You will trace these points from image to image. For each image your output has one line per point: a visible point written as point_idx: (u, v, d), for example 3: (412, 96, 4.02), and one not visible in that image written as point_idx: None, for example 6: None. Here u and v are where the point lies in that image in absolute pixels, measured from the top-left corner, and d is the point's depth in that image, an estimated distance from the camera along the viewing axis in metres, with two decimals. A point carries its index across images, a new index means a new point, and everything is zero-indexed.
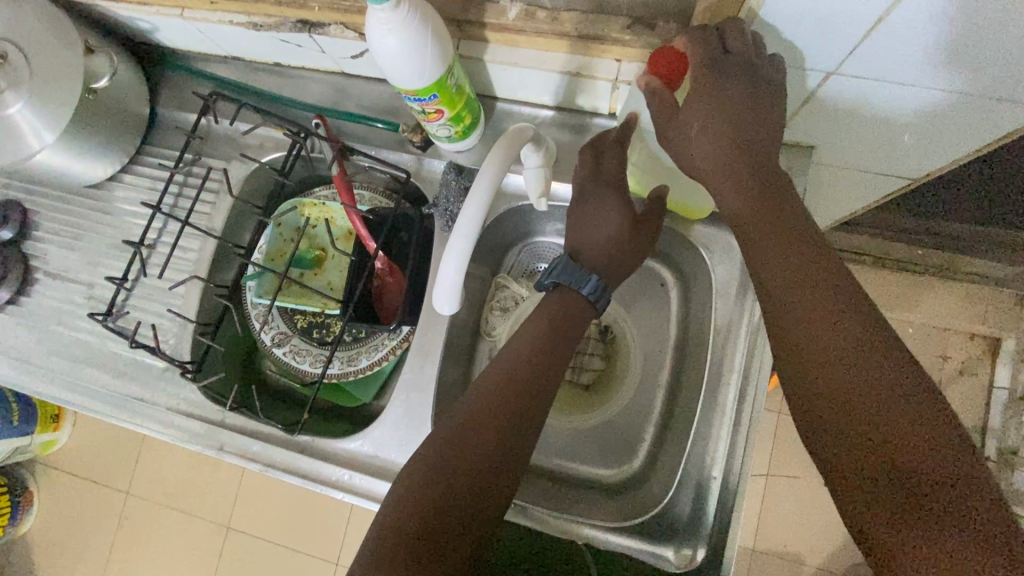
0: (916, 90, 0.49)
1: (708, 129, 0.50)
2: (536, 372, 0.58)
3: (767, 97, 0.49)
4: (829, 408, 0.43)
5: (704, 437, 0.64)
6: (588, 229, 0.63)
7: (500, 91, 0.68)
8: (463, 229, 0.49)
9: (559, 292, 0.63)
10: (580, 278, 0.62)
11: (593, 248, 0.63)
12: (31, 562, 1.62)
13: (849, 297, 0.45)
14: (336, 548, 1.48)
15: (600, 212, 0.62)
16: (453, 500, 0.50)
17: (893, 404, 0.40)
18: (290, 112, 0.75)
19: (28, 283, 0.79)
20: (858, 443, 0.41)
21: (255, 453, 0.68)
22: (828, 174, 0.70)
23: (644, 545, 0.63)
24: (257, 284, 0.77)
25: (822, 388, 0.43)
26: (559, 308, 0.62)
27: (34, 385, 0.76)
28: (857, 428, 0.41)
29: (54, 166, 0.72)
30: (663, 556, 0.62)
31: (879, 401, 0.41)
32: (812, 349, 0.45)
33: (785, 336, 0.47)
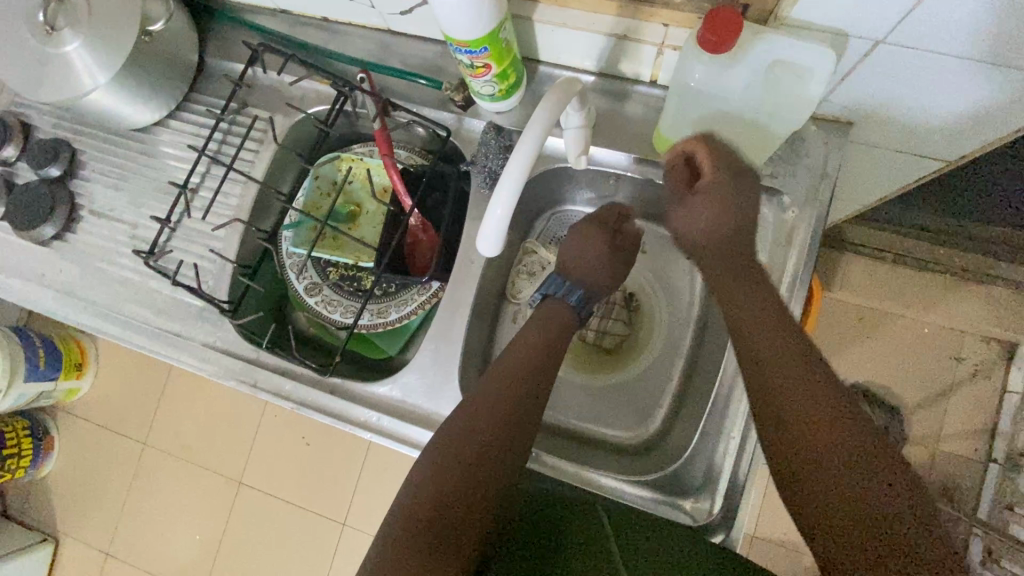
0: (965, 63, 0.49)
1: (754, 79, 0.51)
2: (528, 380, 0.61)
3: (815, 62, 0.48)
4: (811, 481, 0.46)
5: (724, 403, 0.65)
6: (573, 256, 0.69)
7: (544, 53, 0.69)
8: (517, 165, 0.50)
9: (548, 302, 0.69)
10: (568, 291, 0.69)
11: (579, 267, 0.69)
12: (48, 507, 1.66)
13: (807, 354, 0.51)
14: (345, 508, 1.50)
15: (585, 237, 0.69)
16: (456, 500, 0.53)
17: (853, 456, 0.45)
18: (335, 65, 0.77)
19: (72, 220, 0.82)
20: (829, 493, 0.45)
21: (287, 392, 0.72)
22: (861, 155, 0.70)
23: (661, 500, 0.66)
24: (294, 234, 0.79)
25: (794, 442, 0.48)
26: (552, 316, 0.67)
27: (79, 317, 0.79)
28: (830, 479, 0.45)
29: (104, 107, 0.74)
30: (680, 512, 0.65)
31: (842, 454, 0.45)
32: (780, 404, 0.49)
33: (759, 391, 0.51)
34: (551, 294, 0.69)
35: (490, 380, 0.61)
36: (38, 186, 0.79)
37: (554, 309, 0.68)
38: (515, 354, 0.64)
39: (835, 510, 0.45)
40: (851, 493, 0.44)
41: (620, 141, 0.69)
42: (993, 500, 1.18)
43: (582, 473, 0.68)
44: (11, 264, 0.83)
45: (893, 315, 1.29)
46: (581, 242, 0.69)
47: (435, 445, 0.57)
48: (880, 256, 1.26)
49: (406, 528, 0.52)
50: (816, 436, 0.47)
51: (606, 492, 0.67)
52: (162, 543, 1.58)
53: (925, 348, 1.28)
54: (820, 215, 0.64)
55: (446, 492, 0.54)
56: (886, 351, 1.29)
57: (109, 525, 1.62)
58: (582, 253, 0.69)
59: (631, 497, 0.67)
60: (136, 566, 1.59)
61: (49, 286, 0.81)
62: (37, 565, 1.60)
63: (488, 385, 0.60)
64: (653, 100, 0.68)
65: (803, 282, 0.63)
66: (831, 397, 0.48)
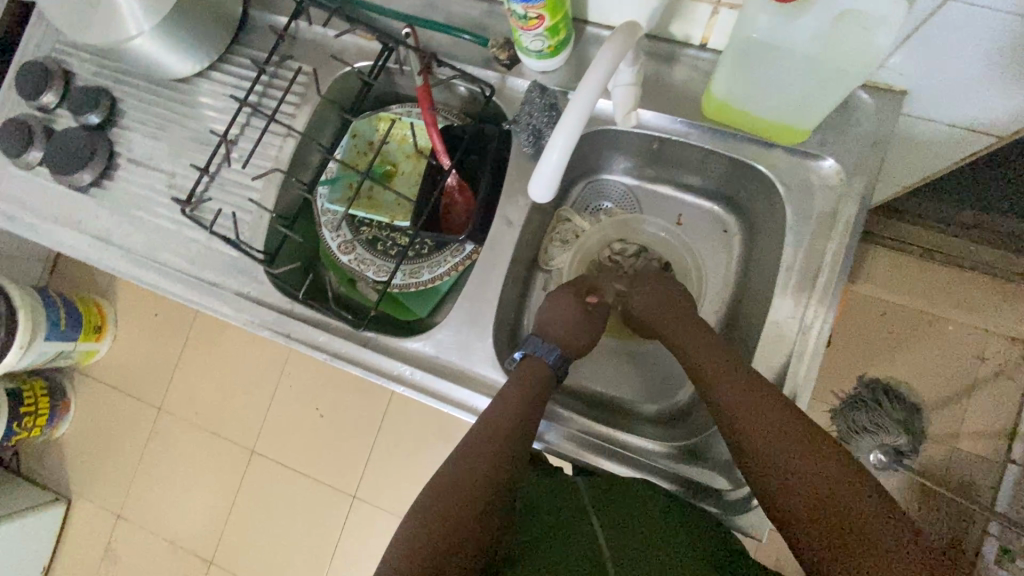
0: None
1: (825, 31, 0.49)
2: (502, 447, 0.59)
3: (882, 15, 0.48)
4: (786, 490, 0.52)
5: (762, 370, 0.64)
6: (555, 315, 0.71)
7: (593, 13, 0.68)
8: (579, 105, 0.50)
9: (528, 361, 0.67)
10: (549, 347, 0.68)
11: (556, 329, 0.70)
12: (50, 473, 1.62)
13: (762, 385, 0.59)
14: (355, 481, 1.44)
15: (560, 303, 0.72)
16: (462, 520, 0.54)
17: (818, 463, 0.52)
18: (380, 21, 0.76)
19: (111, 168, 0.82)
20: (804, 497, 0.51)
21: (321, 343, 0.72)
22: (909, 132, 0.69)
23: (674, 456, 0.68)
24: (329, 191, 0.79)
25: (766, 460, 0.54)
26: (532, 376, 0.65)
27: (118, 264, 0.80)
28: (801, 486, 0.51)
29: (149, 55, 0.74)
30: (695, 467, 0.67)
31: (809, 462, 0.52)
32: (747, 427, 0.56)
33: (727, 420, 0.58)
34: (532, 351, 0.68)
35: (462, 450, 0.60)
36: (79, 131, 0.79)
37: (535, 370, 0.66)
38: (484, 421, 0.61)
39: (789, 491, 0.52)
40: (798, 474, 0.52)
41: (667, 103, 0.68)
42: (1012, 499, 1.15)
43: (599, 427, 0.72)
44: (49, 208, 0.84)
45: (920, 312, 1.27)
46: (562, 302, 0.72)
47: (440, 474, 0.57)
48: (906, 250, 1.26)
49: (413, 553, 0.51)
50: (783, 451, 0.54)
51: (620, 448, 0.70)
52: (175, 512, 1.52)
53: (951, 346, 1.25)
54: (869, 184, 0.62)
55: (462, 522, 0.53)
56: (910, 349, 1.27)
57: (121, 489, 1.57)
58: (567, 311, 0.71)
59: (648, 452, 0.69)
60: (149, 532, 1.53)
61: (86, 232, 0.82)
62: (50, 525, 1.54)
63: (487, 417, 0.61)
64: (702, 64, 0.68)
65: (849, 250, 0.62)
66: (782, 409, 0.56)
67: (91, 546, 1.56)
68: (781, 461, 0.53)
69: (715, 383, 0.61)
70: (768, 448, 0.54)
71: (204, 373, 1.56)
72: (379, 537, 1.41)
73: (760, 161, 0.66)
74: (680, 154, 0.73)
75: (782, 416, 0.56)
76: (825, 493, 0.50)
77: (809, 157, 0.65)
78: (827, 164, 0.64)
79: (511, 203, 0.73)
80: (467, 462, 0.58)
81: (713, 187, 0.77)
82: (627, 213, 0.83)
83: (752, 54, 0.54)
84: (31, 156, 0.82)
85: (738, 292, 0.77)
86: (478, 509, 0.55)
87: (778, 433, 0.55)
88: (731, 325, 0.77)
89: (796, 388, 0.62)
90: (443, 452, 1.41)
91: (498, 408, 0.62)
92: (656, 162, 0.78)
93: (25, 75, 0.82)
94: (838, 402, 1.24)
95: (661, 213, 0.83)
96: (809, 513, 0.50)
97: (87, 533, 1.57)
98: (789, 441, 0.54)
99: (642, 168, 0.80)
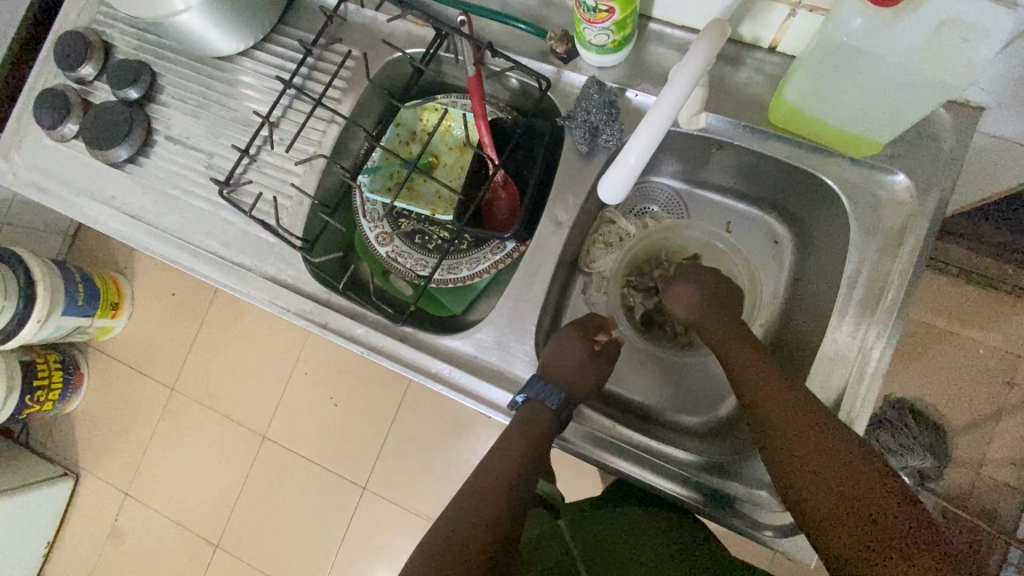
0: None
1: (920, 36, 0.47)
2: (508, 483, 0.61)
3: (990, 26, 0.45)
4: (819, 505, 0.52)
5: (817, 389, 0.61)
6: (557, 363, 0.66)
7: (658, 9, 0.66)
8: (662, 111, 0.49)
9: (529, 406, 0.64)
10: (551, 391, 0.64)
11: (559, 372, 0.66)
12: (59, 447, 1.61)
13: (790, 385, 0.58)
14: (365, 473, 1.42)
15: (563, 345, 0.67)
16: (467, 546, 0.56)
17: (854, 480, 0.51)
18: (433, 7, 0.74)
19: (148, 144, 0.80)
20: (839, 516, 0.51)
21: (358, 336, 0.71)
22: (980, 149, 0.66)
23: (699, 466, 0.66)
24: (371, 180, 0.77)
25: (797, 469, 0.54)
26: (528, 422, 0.63)
27: (150, 243, 0.79)
28: (838, 502, 0.51)
29: (193, 32, 0.71)
30: (723, 479, 0.65)
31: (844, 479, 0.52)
32: (775, 429, 0.56)
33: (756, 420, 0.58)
34: (535, 398, 0.64)
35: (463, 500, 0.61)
36: (117, 106, 0.77)
37: (534, 411, 0.64)
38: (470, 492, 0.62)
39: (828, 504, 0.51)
40: (864, 524, 0.49)
41: (732, 106, 0.65)
42: None
43: (624, 431, 0.68)
44: (82, 183, 0.82)
45: (951, 333, 1.21)
46: (566, 351, 0.67)
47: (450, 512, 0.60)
48: (943, 271, 1.22)
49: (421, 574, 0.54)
50: (817, 462, 0.53)
51: (643, 451, 0.67)
52: (182, 493, 1.51)
53: (980, 369, 1.19)
54: (941, 202, 0.60)
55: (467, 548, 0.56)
56: (936, 368, 1.21)
57: (130, 467, 1.56)
58: (571, 360, 0.66)
59: (671, 458, 0.67)
60: (156, 512, 1.52)
61: (120, 209, 0.80)
62: (58, 499, 1.54)
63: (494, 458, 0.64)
64: (770, 68, 0.65)
65: (917, 270, 0.60)
66: (808, 411, 0.55)
67: (97, 523, 1.56)
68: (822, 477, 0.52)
69: (754, 394, 0.59)
70: (806, 462, 0.53)
71: (218, 356, 1.54)
72: (387, 530, 1.39)
73: (826, 172, 0.64)
74: (738, 160, 0.71)
75: (809, 420, 0.55)
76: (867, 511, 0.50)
77: (877, 171, 0.62)
78: (897, 180, 0.61)
79: (560, 203, 0.71)
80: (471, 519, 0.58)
81: (767, 196, 0.75)
82: (673, 218, 0.81)
83: (842, 59, 0.51)
84: (66, 128, 0.80)
85: (787, 306, 0.75)
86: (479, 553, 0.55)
87: (818, 458, 0.53)
88: (779, 339, 0.74)
89: (853, 410, 0.59)
90: (455, 448, 1.39)
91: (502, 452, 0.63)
92: (709, 168, 0.75)
93: (64, 46, 0.80)
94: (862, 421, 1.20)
95: (708, 219, 0.80)
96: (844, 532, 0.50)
97: (93, 509, 1.56)
98: (832, 461, 0.53)
99: (693, 173, 0.78)
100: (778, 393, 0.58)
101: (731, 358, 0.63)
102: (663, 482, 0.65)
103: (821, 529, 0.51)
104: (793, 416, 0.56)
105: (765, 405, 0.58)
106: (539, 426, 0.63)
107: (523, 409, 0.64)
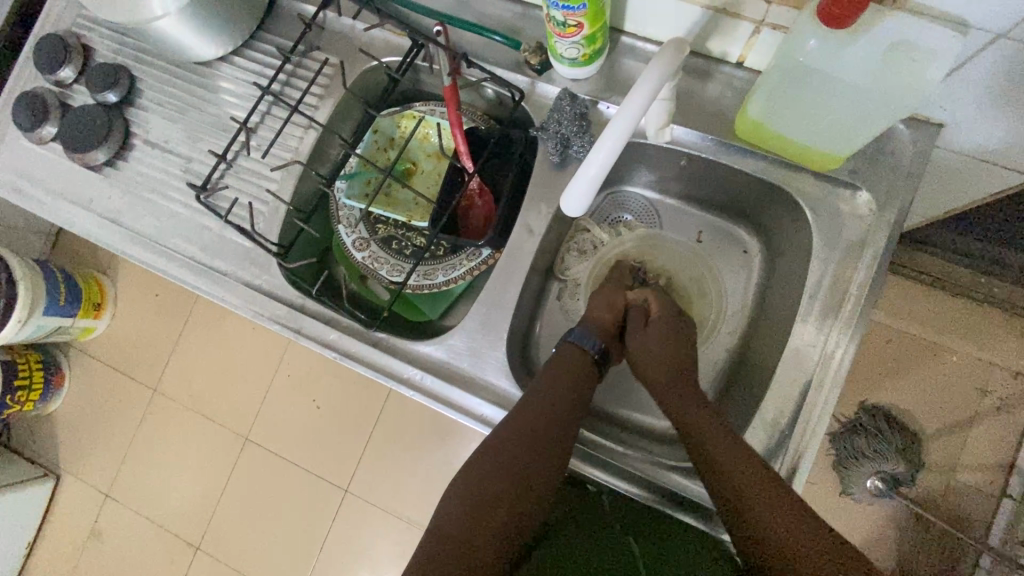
0: None
1: (866, 56, 0.49)
2: (532, 439, 0.63)
3: (930, 52, 0.47)
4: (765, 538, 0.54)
5: (780, 397, 0.63)
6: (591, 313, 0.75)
7: (629, 23, 0.67)
8: (629, 113, 0.49)
9: (565, 347, 0.71)
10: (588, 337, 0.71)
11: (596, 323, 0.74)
12: (41, 448, 1.60)
13: (721, 424, 0.61)
14: (348, 475, 1.43)
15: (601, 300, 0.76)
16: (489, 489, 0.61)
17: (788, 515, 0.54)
18: (410, 17, 0.75)
19: (126, 148, 0.81)
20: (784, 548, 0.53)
21: (331, 341, 0.71)
22: (938, 163, 0.68)
23: (658, 466, 0.67)
24: (348, 186, 0.78)
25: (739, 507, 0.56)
26: (565, 362, 0.69)
27: (126, 247, 0.79)
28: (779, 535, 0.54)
29: (171, 37, 0.72)
30: (683, 480, 0.66)
31: (780, 512, 0.55)
32: (714, 467, 0.59)
33: (698, 458, 0.60)
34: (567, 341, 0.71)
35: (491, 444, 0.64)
36: (95, 109, 0.78)
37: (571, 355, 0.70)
38: (476, 466, 0.63)
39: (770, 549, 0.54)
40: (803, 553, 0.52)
41: (701, 120, 0.67)
42: (1006, 534, 1.13)
43: (588, 435, 0.70)
44: (59, 185, 0.82)
45: (923, 340, 1.23)
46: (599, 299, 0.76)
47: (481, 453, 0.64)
48: (917, 280, 1.24)
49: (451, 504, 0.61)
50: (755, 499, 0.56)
51: (608, 454, 0.68)
52: (164, 494, 1.51)
53: (951, 376, 1.21)
54: (899, 216, 0.62)
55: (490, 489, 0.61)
56: (909, 374, 1.22)
57: (112, 469, 1.55)
58: (605, 310, 0.75)
59: (631, 461, 0.67)
60: (137, 513, 1.51)
61: (97, 212, 0.81)
62: (38, 500, 1.52)
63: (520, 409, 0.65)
64: (737, 83, 0.67)
65: (876, 282, 0.61)
66: (740, 448, 0.58)
67: (77, 525, 1.55)
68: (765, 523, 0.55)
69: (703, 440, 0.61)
70: (741, 488, 0.57)
71: (202, 356, 1.54)
72: (370, 532, 1.39)
73: (790, 186, 0.65)
74: (707, 172, 0.72)
75: (742, 456, 0.58)
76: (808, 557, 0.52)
77: (840, 185, 0.64)
78: (861, 196, 0.63)
79: (533, 212, 0.72)
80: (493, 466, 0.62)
81: (736, 207, 0.77)
82: (647, 227, 0.82)
83: (804, 74, 0.53)
84: (44, 131, 0.81)
85: (755, 315, 0.77)
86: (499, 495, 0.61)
87: (756, 492, 0.56)
88: (746, 346, 0.76)
89: (813, 417, 0.61)
90: (437, 451, 1.40)
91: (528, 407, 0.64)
92: (679, 178, 0.77)
93: (43, 49, 0.80)
94: (838, 426, 1.21)
95: (681, 229, 0.82)
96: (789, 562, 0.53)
97: (74, 511, 1.55)
98: (766, 497, 0.55)
99: (665, 183, 0.79)
100: (726, 437, 0.60)
101: (678, 403, 0.65)
102: (627, 486, 0.67)
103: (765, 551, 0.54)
104: (737, 463, 0.58)
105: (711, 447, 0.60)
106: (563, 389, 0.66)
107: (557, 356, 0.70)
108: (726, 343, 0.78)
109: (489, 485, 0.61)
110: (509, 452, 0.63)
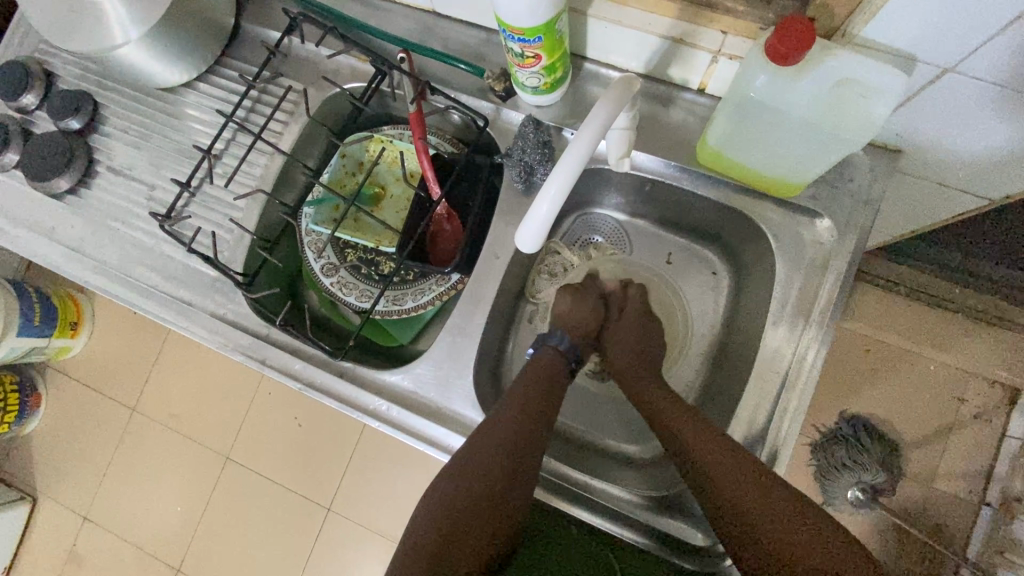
0: (1017, 97, 0.47)
1: (811, 93, 0.51)
2: (517, 449, 0.60)
3: (864, 97, 0.49)
4: (722, 474, 0.57)
5: (744, 423, 0.63)
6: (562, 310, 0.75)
7: (591, 51, 0.67)
8: (573, 159, 0.50)
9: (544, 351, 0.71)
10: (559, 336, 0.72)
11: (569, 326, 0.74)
12: (16, 469, 1.56)
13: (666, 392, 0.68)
14: (330, 492, 1.41)
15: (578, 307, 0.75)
16: (471, 502, 0.57)
17: (731, 452, 0.58)
18: (375, 43, 0.75)
19: (90, 175, 0.79)
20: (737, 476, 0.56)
21: (297, 371, 0.71)
22: (900, 183, 0.68)
23: (645, 507, 0.66)
24: (315, 212, 0.77)
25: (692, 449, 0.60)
26: (542, 366, 0.69)
27: (90, 277, 0.78)
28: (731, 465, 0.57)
29: (135, 65, 0.71)
30: (656, 516, 0.66)
31: (727, 449, 0.58)
32: (670, 422, 0.63)
33: (659, 418, 0.65)
34: (546, 343, 0.72)
35: (472, 454, 0.60)
36: (56, 137, 0.76)
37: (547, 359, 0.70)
38: (456, 480, 0.58)
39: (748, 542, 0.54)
40: (750, 480, 0.55)
41: (664, 147, 0.67)
42: (985, 545, 1.10)
43: (563, 468, 0.69)
44: (22, 214, 0.81)
45: (903, 350, 1.20)
46: (576, 297, 0.75)
47: (461, 463, 0.59)
48: (894, 289, 1.20)
49: (429, 526, 0.56)
50: (705, 440, 0.59)
51: (582, 490, 0.68)
52: (143, 516, 1.48)
53: (929, 386, 1.18)
54: (859, 241, 0.62)
55: (472, 505, 0.57)
56: (890, 384, 1.19)
57: (89, 491, 1.52)
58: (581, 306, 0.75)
59: (614, 498, 0.67)
60: (116, 536, 1.48)
61: (59, 241, 0.80)
62: (14, 525, 1.49)
63: (499, 415, 0.63)
64: (699, 109, 0.67)
65: (837, 307, 0.62)
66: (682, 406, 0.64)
67: (55, 548, 1.51)
68: (739, 493, 0.55)
69: (668, 418, 0.64)
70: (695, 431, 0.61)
71: (180, 375, 1.52)
72: (352, 552, 1.38)
73: (752, 212, 0.66)
74: (672, 197, 0.73)
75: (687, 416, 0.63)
76: (749, 485, 0.55)
77: (801, 212, 0.65)
78: (822, 222, 0.64)
79: (500, 238, 0.72)
80: (475, 478, 0.58)
81: (704, 229, 0.77)
82: (616, 249, 0.82)
83: (750, 109, 0.55)
84: (7, 158, 0.79)
85: (724, 335, 0.77)
86: (480, 510, 0.57)
87: (706, 438, 0.59)
88: (716, 367, 0.76)
89: (777, 443, 0.61)
90: (418, 467, 1.39)
91: (509, 413, 0.63)
92: (647, 201, 0.77)
93: (4, 76, 0.79)
94: (819, 436, 1.17)
95: (650, 251, 0.82)
96: (743, 488, 0.55)
97: (51, 535, 1.52)
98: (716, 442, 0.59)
99: (634, 206, 0.79)
100: (692, 419, 0.62)
101: (641, 381, 0.70)
102: (602, 522, 0.67)
103: (725, 494, 0.56)
104: (704, 439, 0.59)
105: (676, 424, 0.63)
106: (540, 388, 0.67)
107: (534, 362, 0.70)
108: (696, 365, 0.78)
109: (471, 497, 0.57)
110: (494, 463, 0.59)
